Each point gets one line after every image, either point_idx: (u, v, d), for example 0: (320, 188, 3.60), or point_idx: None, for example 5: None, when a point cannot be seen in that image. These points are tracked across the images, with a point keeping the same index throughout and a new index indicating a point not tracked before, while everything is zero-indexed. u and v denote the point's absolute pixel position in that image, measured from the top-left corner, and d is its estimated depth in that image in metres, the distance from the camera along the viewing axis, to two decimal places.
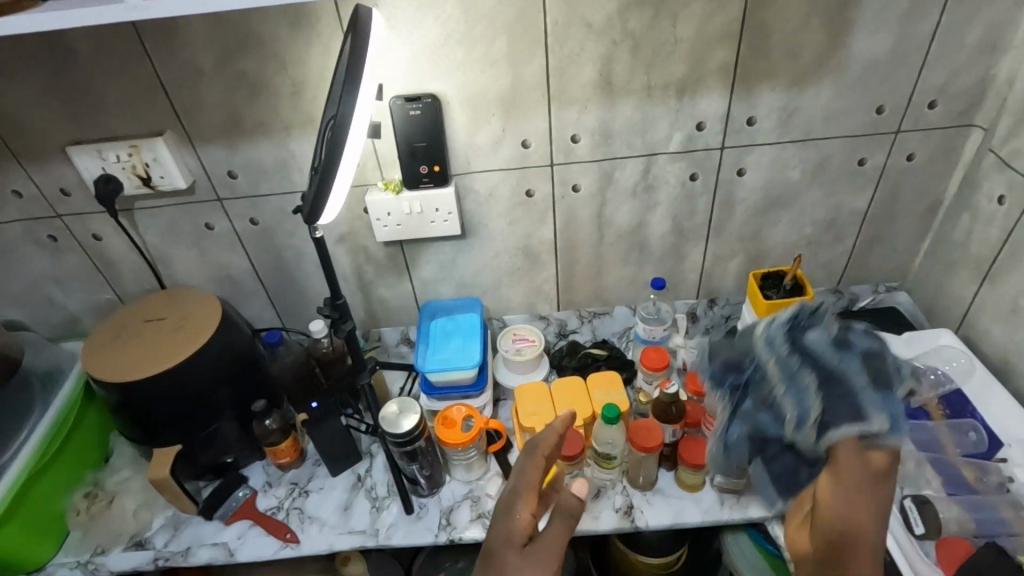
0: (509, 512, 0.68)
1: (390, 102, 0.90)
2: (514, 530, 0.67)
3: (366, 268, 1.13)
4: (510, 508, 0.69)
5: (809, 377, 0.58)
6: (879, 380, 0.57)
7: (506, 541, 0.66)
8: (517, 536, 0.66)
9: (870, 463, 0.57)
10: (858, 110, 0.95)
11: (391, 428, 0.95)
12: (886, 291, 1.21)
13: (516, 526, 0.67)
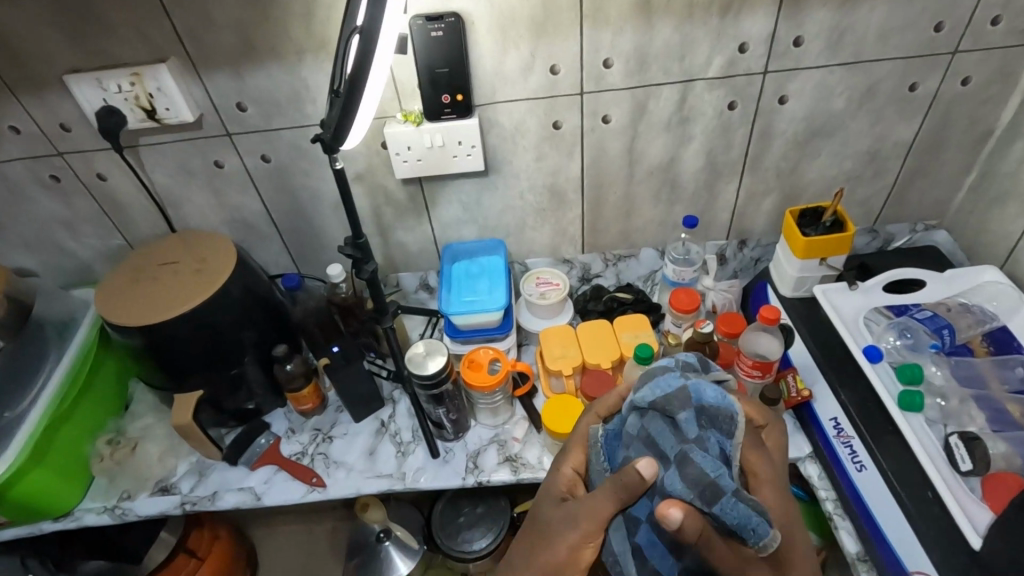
0: (560, 470, 0.73)
1: (410, 24, 0.83)
2: (560, 483, 0.72)
3: (384, 210, 1.08)
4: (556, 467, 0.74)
5: (707, 403, 0.61)
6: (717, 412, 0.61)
7: (551, 498, 0.70)
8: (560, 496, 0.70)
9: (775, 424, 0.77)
10: (915, 28, 0.87)
11: (417, 370, 0.92)
12: (924, 230, 1.16)
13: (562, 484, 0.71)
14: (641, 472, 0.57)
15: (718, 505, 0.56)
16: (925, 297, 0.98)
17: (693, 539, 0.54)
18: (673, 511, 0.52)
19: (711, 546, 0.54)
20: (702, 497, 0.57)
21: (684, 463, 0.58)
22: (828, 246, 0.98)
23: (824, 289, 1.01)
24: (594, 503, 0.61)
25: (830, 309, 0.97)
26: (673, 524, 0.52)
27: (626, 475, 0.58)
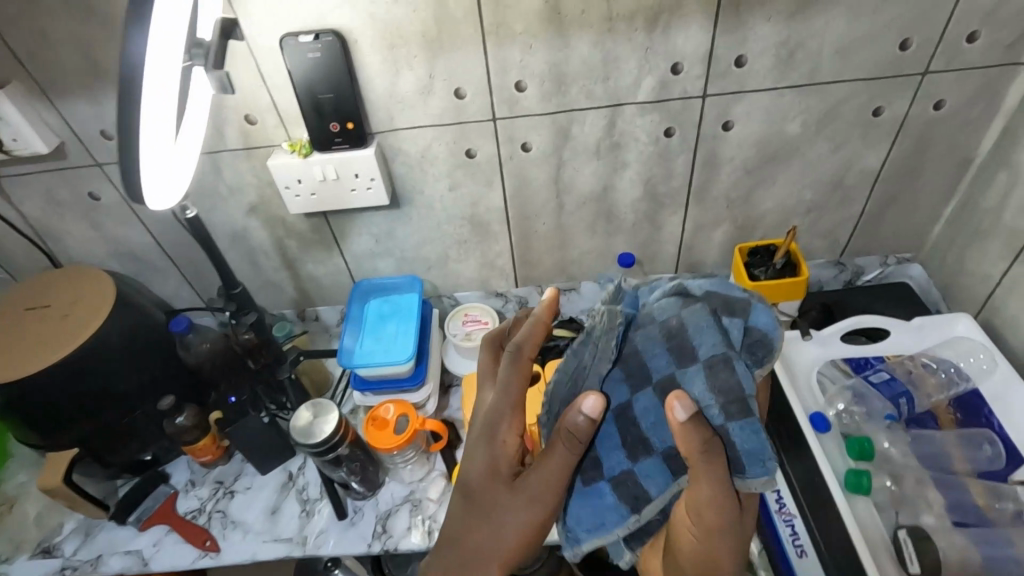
0: (495, 440, 0.62)
1: (281, 42, 0.71)
2: (500, 457, 0.62)
3: (289, 242, 0.97)
4: (495, 428, 0.62)
5: (748, 315, 0.51)
6: (753, 339, 0.50)
7: (493, 473, 0.62)
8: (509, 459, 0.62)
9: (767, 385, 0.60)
10: (878, 45, 0.74)
11: (303, 439, 0.80)
12: (897, 264, 1.04)
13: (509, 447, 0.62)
14: (579, 413, 0.54)
15: (732, 420, 0.47)
16: (888, 348, 0.87)
17: (698, 486, 0.49)
18: (688, 409, 0.47)
19: (714, 492, 0.49)
20: (724, 410, 0.47)
21: (718, 367, 0.48)
22: (777, 291, 0.87)
23: (774, 340, 0.89)
24: (553, 470, 0.57)
25: (778, 367, 0.85)
26: (705, 432, 0.47)
27: (571, 422, 0.54)
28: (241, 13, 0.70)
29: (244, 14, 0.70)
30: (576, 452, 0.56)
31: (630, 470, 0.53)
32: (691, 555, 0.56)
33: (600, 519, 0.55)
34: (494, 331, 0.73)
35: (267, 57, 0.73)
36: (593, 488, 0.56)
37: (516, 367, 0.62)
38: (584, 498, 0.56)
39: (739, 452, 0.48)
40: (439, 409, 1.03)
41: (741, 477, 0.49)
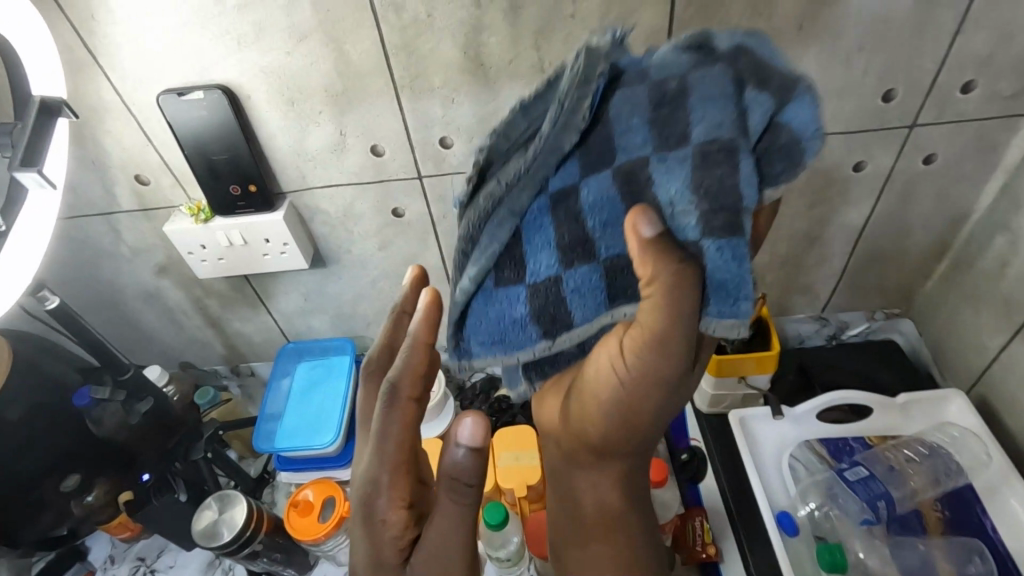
0: (373, 522, 0.46)
1: (159, 100, 0.61)
2: (384, 542, 0.46)
3: (209, 301, 0.88)
4: (370, 502, 0.46)
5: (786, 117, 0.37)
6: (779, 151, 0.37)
7: (377, 563, 0.46)
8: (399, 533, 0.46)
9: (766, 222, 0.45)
10: (857, 96, 0.64)
11: (205, 540, 0.72)
12: (885, 319, 0.93)
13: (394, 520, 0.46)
14: (458, 445, 0.45)
15: (710, 235, 0.35)
16: (870, 427, 0.78)
17: (646, 310, 0.39)
18: (653, 223, 0.36)
19: (659, 326, 0.39)
20: (704, 219, 0.35)
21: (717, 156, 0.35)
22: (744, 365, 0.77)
23: (742, 415, 0.80)
24: (451, 523, 0.45)
25: (744, 451, 0.76)
26: (674, 255, 0.36)
27: (451, 460, 0.45)
28: (110, 67, 0.60)
29: (113, 68, 0.60)
30: (468, 499, 0.45)
31: (557, 275, 0.40)
32: (605, 402, 0.44)
33: (502, 321, 0.42)
34: (375, 348, 0.52)
35: (149, 115, 0.63)
36: (504, 293, 0.42)
37: (393, 415, 0.46)
38: (488, 305, 0.43)
39: (707, 281, 0.36)
40: None
41: (706, 318, 0.37)
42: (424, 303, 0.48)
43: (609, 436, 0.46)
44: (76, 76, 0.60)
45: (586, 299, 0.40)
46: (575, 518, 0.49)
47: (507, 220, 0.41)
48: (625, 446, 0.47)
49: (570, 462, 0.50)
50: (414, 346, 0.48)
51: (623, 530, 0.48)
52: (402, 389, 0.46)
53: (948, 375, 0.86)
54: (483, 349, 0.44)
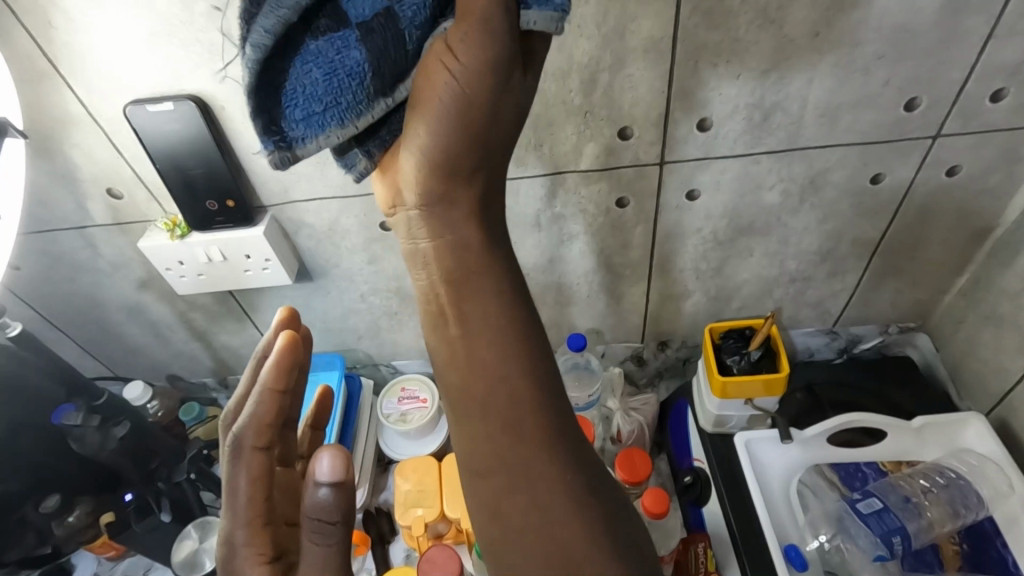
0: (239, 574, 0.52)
1: (127, 111, 0.57)
2: None
3: (192, 315, 0.84)
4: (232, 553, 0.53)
5: None
6: None
7: None
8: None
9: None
10: (877, 106, 0.60)
11: None
12: (900, 334, 0.89)
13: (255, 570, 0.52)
14: (319, 485, 0.50)
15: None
16: (884, 452, 0.74)
17: (467, 21, 0.36)
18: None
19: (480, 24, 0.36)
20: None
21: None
22: (751, 387, 0.74)
23: (748, 439, 0.76)
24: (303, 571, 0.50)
25: (752, 484, 0.72)
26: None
27: (314, 499, 0.50)
28: (75, 78, 0.56)
29: (78, 78, 0.56)
30: (324, 540, 0.50)
31: (387, 9, 0.36)
32: (440, 133, 0.39)
33: (328, 73, 0.36)
34: (234, 398, 0.57)
35: (117, 126, 0.59)
36: (329, 41, 0.36)
37: (238, 468, 0.52)
38: (313, 61, 0.36)
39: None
40: (373, 494, 0.91)
41: (525, 13, 0.37)
42: (272, 360, 0.53)
43: (453, 180, 0.40)
44: (38, 85, 0.56)
45: (420, 31, 0.37)
46: (454, 302, 0.41)
47: None
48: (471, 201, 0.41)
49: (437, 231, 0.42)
50: (264, 398, 0.53)
51: (500, 318, 0.40)
52: (249, 438, 0.53)
53: (965, 396, 0.82)
54: (305, 123, 0.38)
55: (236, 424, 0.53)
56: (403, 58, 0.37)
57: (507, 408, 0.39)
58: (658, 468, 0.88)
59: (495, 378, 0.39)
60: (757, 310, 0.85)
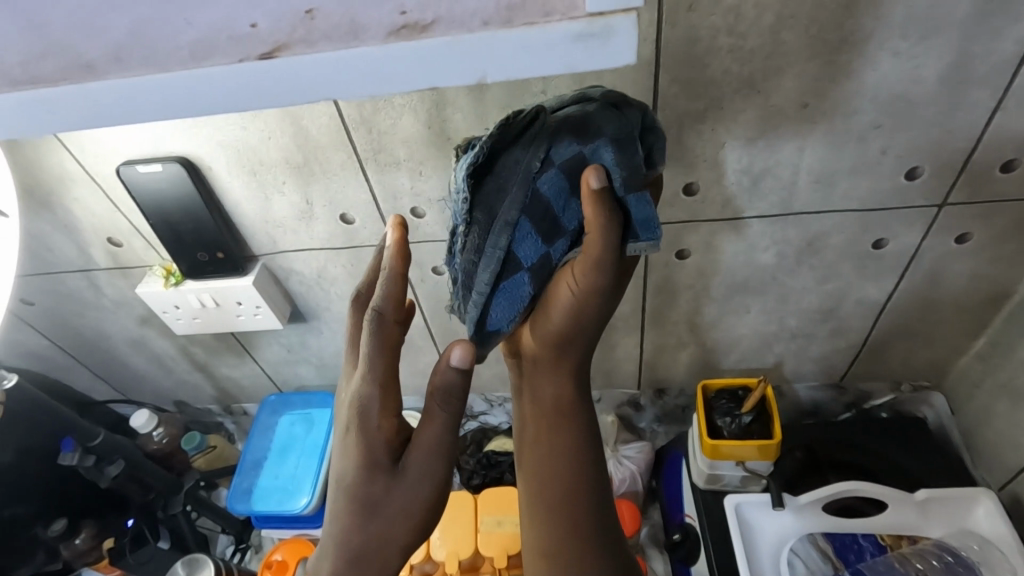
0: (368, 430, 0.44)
1: (119, 171, 0.59)
2: (379, 448, 0.45)
3: (194, 348, 0.87)
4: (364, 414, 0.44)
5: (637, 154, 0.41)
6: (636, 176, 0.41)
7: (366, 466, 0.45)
8: (383, 453, 0.45)
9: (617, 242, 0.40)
10: (873, 175, 0.57)
11: None
12: (913, 391, 0.84)
13: (371, 445, 0.44)
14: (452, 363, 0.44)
15: (628, 194, 0.40)
16: (882, 525, 0.71)
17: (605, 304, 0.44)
18: (601, 179, 0.40)
19: (591, 274, 0.41)
20: (627, 180, 0.40)
21: (626, 142, 0.41)
22: (743, 450, 0.71)
23: (739, 502, 0.74)
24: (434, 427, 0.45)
25: (740, 553, 0.70)
26: (609, 211, 0.39)
27: (441, 380, 0.44)
28: (68, 140, 0.58)
29: (70, 140, 0.58)
30: (455, 413, 0.45)
31: (546, 252, 0.43)
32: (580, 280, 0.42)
33: (516, 304, 0.43)
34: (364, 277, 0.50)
35: (113, 185, 0.62)
36: (511, 284, 0.43)
37: (378, 338, 0.44)
38: (501, 297, 0.43)
39: (633, 222, 0.41)
40: None
41: (635, 244, 0.41)
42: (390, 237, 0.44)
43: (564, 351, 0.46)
44: (35, 147, 0.58)
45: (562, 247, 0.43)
46: (532, 493, 0.48)
47: (500, 239, 0.41)
48: (569, 424, 0.47)
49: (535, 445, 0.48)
50: (394, 278, 0.44)
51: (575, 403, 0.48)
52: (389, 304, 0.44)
53: (979, 464, 0.77)
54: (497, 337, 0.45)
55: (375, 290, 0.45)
56: (545, 271, 0.43)
57: (571, 506, 0.46)
58: (650, 516, 0.87)
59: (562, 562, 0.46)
60: (755, 364, 0.82)
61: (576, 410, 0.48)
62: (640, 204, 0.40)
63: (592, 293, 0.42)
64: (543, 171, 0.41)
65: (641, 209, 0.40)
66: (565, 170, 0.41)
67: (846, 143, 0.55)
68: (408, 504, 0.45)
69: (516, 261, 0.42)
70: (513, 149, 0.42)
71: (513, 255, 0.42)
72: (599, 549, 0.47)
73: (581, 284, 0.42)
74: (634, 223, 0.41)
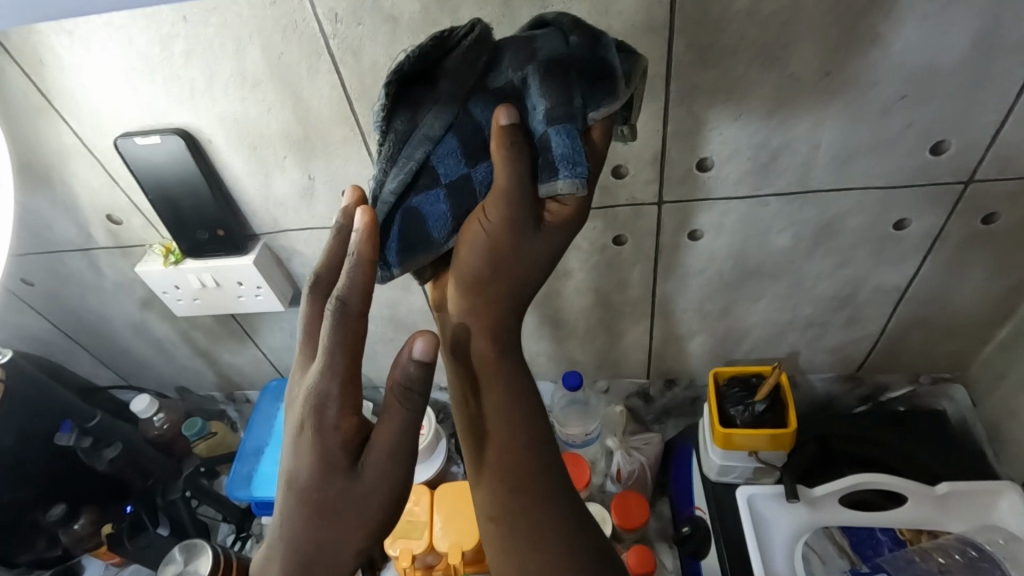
0: (321, 431, 0.42)
1: (117, 143, 0.58)
2: (331, 451, 0.42)
3: (195, 333, 0.85)
4: (320, 413, 0.42)
5: (573, 88, 0.40)
6: (562, 106, 0.39)
7: (319, 471, 0.42)
8: (337, 454, 0.42)
9: (520, 172, 0.40)
10: (897, 151, 0.55)
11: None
12: (932, 384, 0.81)
13: (326, 448, 0.42)
14: (412, 358, 0.42)
15: (549, 130, 0.39)
16: (903, 518, 0.69)
17: (527, 249, 0.42)
18: (511, 118, 0.40)
19: (501, 206, 0.40)
20: (549, 114, 0.39)
21: (557, 72, 0.40)
22: (756, 440, 0.69)
23: (751, 494, 0.71)
24: (391, 429, 0.42)
25: (751, 545, 0.68)
26: (521, 145, 0.39)
27: (402, 372, 0.42)
28: (66, 111, 0.57)
29: (68, 112, 0.57)
30: (415, 414, 0.43)
31: (466, 174, 0.42)
32: (492, 213, 0.41)
33: (427, 223, 0.43)
34: (321, 262, 0.46)
35: (111, 158, 0.60)
36: (421, 201, 0.42)
37: (342, 334, 0.41)
38: (408, 215, 0.43)
39: (552, 157, 0.39)
40: None
41: (552, 182, 0.39)
42: (359, 224, 0.41)
43: (486, 300, 0.44)
44: (33, 118, 0.57)
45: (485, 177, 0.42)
46: (475, 461, 0.45)
47: (418, 147, 0.41)
48: (499, 379, 0.44)
49: (472, 407, 0.45)
50: (360, 266, 0.41)
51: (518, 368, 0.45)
52: (354, 301, 0.41)
53: (1003, 459, 0.74)
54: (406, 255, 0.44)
55: (338, 280, 0.41)
56: (466, 202, 0.43)
57: (526, 478, 0.43)
58: (658, 511, 0.84)
59: (521, 529, 0.42)
60: (768, 354, 0.79)
61: (505, 362, 0.45)
62: (564, 138, 0.39)
63: (505, 228, 0.41)
64: (474, 93, 0.42)
65: (556, 140, 0.39)
66: (499, 97, 0.41)
67: (869, 116, 0.52)
68: (366, 506, 0.43)
69: (433, 176, 0.42)
70: (453, 60, 0.42)
71: (431, 167, 0.42)
72: (559, 505, 0.43)
73: (495, 218, 0.41)
74: (553, 156, 0.39)
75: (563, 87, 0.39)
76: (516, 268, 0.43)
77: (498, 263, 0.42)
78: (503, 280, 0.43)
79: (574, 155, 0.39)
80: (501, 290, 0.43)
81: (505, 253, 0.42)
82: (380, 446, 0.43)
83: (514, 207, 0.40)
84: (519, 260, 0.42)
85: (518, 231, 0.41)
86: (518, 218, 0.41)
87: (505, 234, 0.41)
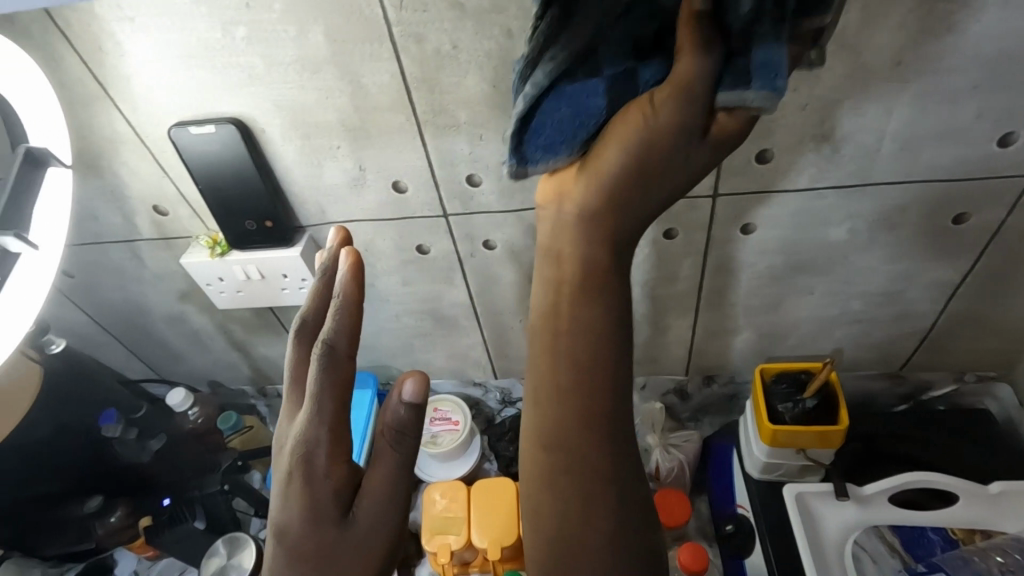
0: (311, 480, 0.38)
1: (171, 132, 0.57)
2: (321, 501, 0.38)
3: (232, 326, 0.85)
4: (307, 465, 0.38)
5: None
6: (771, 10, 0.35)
7: (308, 522, 0.38)
8: (326, 506, 0.39)
9: (709, 70, 0.34)
10: (961, 141, 0.54)
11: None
12: (977, 382, 0.80)
13: (316, 499, 0.38)
14: (403, 398, 0.41)
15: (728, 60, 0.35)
16: (953, 518, 0.68)
17: (678, 179, 0.37)
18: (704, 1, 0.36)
19: (676, 98, 0.35)
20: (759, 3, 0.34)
21: None
22: (804, 437, 0.68)
23: (799, 492, 0.71)
24: (385, 469, 0.40)
25: (801, 541, 0.67)
26: (714, 37, 0.35)
27: (393, 412, 0.40)
28: (121, 99, 0.57)
29: (124, 100, 0.56)
30: (409, 454, 0.41)
31: (630, 69, 0.39)
32: (662, 104, 0.35)
33: (577, 117, 0.38)
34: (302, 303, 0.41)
35: (163, 147, 0.60)
36: (579, 89, 0.38)
37: (332, 379, 0.37)
38: (562, 101, 0.39)
39: (750, 66, 0.34)
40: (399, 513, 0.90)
41: (745, 91, 0.34)
42: (343, 262, 0.38)
43: (613, 202, 0.38)
44: (88, 107, 0.57)
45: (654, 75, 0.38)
46: (550, 398, 0.37)
47: (590, 24, 0.37)
48: (607, 303, 0.38)
49: (562, 325, 0.38)
50: (347, 308, 0.38)
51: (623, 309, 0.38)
52: (341, 346, 0.37)
53: None
54: (546, 151, 0.40)
55: (328, 321, 0.38)
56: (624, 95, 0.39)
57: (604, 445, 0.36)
58: (698, 510, 0.82)
59: (570, 501, 0.36)
60: (811, 351, 0.78)
61: (601, 292, 0.38)
62: (769, 51, 0.34)
63: (666, 123, 0.35)
64: None
65: (760, 52, 0.34)
66: None
67: (936, 104, 0.52)
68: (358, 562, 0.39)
69: (593, 63, 0.38)
70: None
71: (595, 55, 0.38)
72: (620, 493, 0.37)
73: (663, 112, 0.35)
74: (751, 72, 0.34)
75: (776, 6, 0.35)
76: (655, 176, 0.37)
77: (638, 161, 0.36)
78: (635, 186, 0.37)
79: (776, 72, 0.34)
80: (629, 193, 0.37)
81: (649, 156, 0.36)
82: (375, 490, 0.40)
83: (687, 105, 0.35)
84: (660, 171, 0.37)
85: (681, 133, 0.35)
86: (687, 120, 0.35)
87: (664, 130, 0.35)
